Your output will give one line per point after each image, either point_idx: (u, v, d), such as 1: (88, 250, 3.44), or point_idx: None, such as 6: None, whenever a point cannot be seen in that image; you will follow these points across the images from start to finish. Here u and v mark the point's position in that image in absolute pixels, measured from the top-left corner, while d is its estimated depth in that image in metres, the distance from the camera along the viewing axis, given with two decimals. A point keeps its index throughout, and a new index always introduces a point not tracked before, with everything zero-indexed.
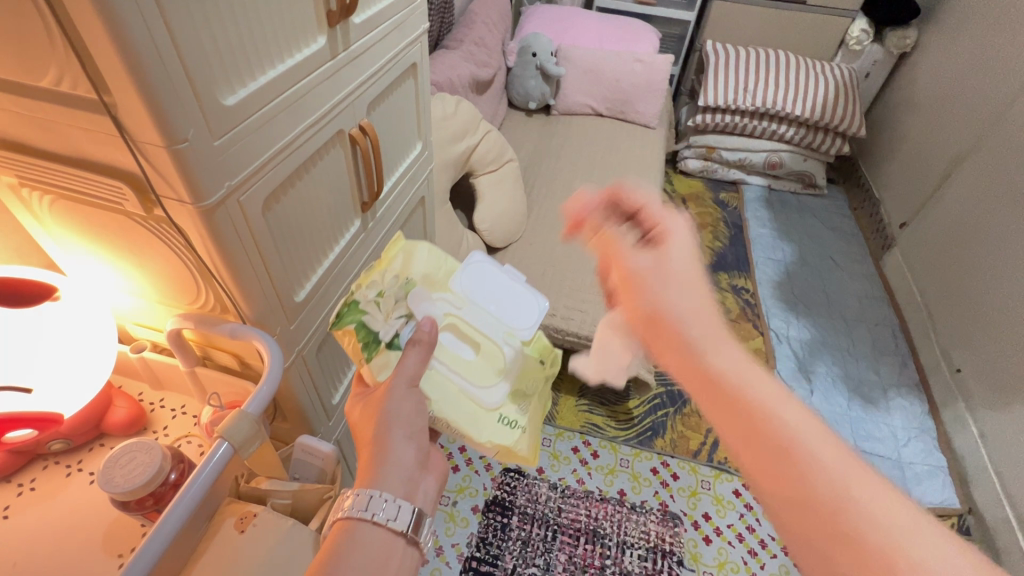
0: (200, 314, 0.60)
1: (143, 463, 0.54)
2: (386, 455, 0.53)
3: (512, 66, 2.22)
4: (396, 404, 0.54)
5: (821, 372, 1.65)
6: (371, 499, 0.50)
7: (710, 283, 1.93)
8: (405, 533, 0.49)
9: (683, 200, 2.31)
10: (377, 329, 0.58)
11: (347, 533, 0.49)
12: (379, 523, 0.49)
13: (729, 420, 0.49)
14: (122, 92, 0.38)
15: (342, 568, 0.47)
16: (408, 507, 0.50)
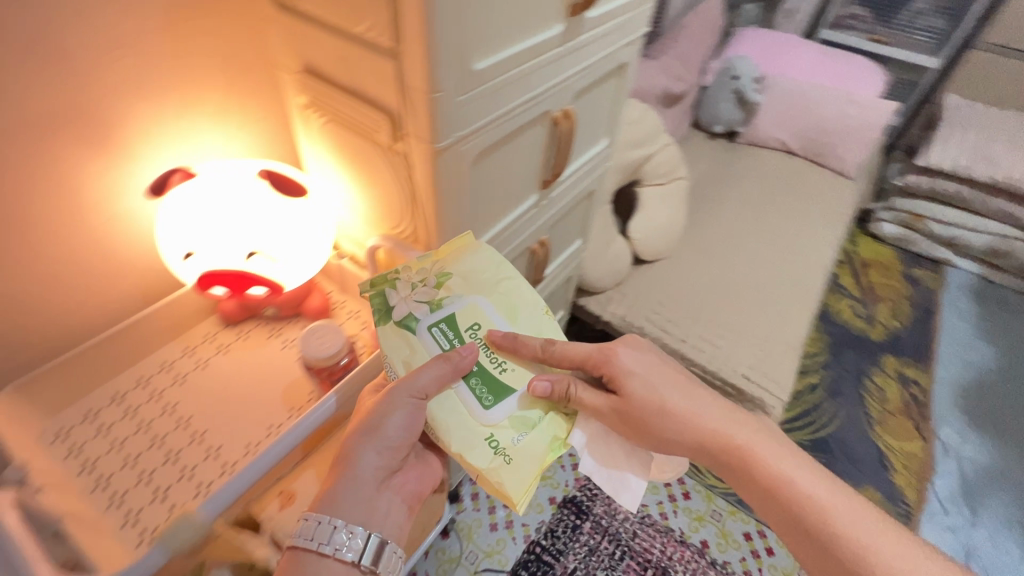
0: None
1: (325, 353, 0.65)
2: (352, 464, 0.56)
3: (707, 86, 2.15)
4: (381, 419, 0.56)
5: (994, 510, 1.37)
6: (328, 528, 0.52)
7: (872, 363, 1.70)
8: (357, 562, 0.52)
9: (863, 264, 2.05)
10: (393, 303, 0.62)
11: (302, 561, 0.52)
12: (328, 553, 0.51)
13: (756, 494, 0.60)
14: (413, 45, 0.48)
15: None
16: (361, 537, 0.52)
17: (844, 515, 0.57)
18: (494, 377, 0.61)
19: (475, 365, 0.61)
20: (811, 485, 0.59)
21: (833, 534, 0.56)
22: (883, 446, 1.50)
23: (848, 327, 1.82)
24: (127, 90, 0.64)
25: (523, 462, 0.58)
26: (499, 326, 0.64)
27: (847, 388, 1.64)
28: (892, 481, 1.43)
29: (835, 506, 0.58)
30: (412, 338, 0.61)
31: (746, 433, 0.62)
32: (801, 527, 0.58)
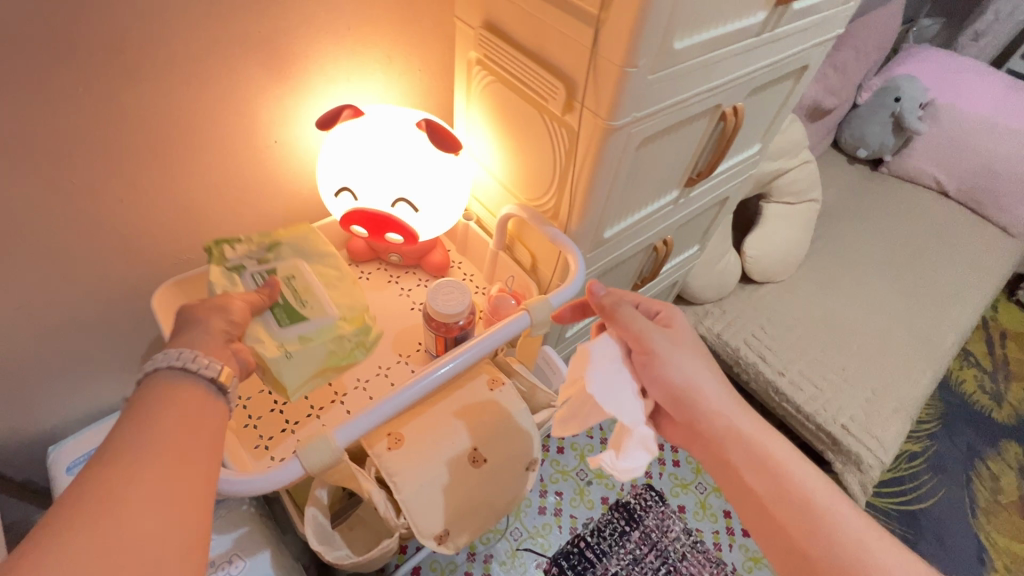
0: (306, 236, 0.70)
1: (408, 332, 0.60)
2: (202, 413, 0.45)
3: (860, 104, 1.94)
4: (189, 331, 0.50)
5: None
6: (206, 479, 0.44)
7: (989, 446, 1.62)
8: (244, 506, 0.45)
9: (1000, 336, 1.92)
10: (229, 257, 0.64)
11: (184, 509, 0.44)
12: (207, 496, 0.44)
13: (770, 505, 0.53)
14: (621, 15, 0.45)
15: None
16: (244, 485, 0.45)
17: (849, 514, 0.51)
18: (294, 308, 0.63)
19: (280, 298, 0.62)
20: (812, 478, 0.54)
21: (827, 527, 0.51)
22: (982, 535, 1.44)
23: (969, 401, 1.72)
24: (314, 24, 0.67)
25: (302, 360, 0.60)
26: (315, 284, 0.66)
27: (953, 466, 1.56)
28: None
29: (837, 503, 0.52)
30: (232, 276, 0.63)
31: (778, 446, 0.56)
32: (791, 512, 0.52)
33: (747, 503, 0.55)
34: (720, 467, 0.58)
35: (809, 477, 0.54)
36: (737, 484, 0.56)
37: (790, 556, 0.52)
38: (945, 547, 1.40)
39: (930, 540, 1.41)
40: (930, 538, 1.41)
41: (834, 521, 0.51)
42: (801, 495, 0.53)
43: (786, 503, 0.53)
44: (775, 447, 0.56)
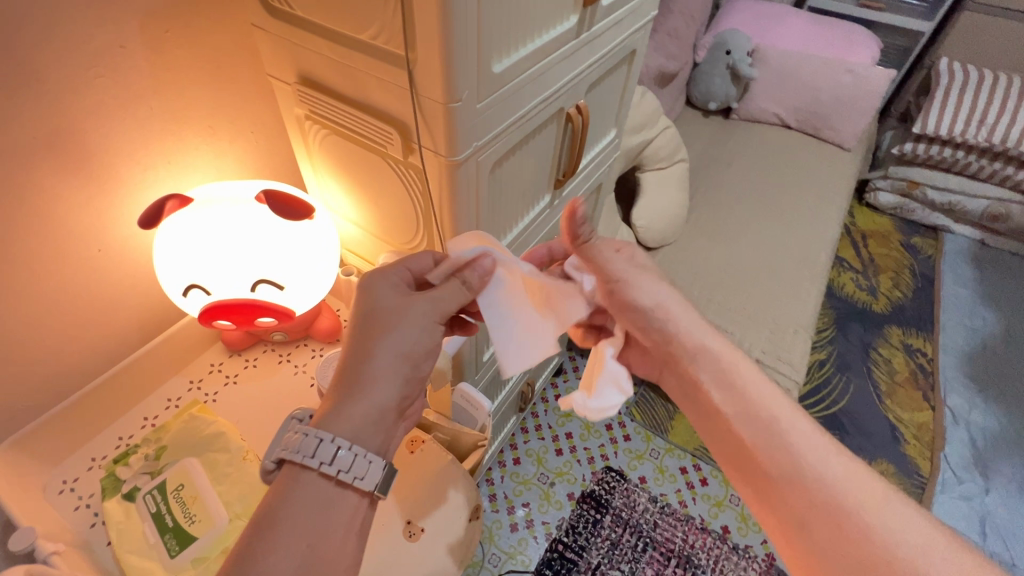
0: (188, 422, 0.64)
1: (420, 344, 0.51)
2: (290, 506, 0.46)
3: (699, 62, 2.10)
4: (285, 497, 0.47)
5: (1003, 474, 1.51)
6: (317, 443, 0.46)
7: (877, 335, 1.83)
8: (369, 492, 0.47)
9: (863, 236, 2.18)
10: (123, 478, 0.60)
11: (289, 478, 0.46)
12: (314, 467, 0.45)
13: (755, 454, 0.51)
14: (428, 54, 0.44)
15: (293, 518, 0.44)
16: (376, 465, 0.47)
17: (820, 446, 0.50)
18: (182, 527, 0.57)
19: (168, 520, 0.57)
20: (786, 406, 0.53)
21: (791, 448, 0.50)
22: (893, 416, 1.62)
23: (853, 300, 1.94)
24: (109, 114, 0.58)
25: None
26: (206, 485, 0.60)
27: (855, 361, 1.75)
28: (904, 452, 1.54)
29: (804, 428, 0.51)
30: (129, 506, 0.58)
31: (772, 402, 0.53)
32: (754, 432, 0.52)
33: (716, 418, 0.55)
34: (695, 385, 0.57)
35: (781, 407, 0.52)
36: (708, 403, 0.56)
37: (748, 473, 0.52)
38: (866, 436, 1.57)
39: (854, 434, 1.57)
40: (854, 432, 1.57)
41: (800, 445, 0.50)
42: (770, 422, 0.52)
43: (750, 425, 0.52)
44: (748, 377, 0.55)
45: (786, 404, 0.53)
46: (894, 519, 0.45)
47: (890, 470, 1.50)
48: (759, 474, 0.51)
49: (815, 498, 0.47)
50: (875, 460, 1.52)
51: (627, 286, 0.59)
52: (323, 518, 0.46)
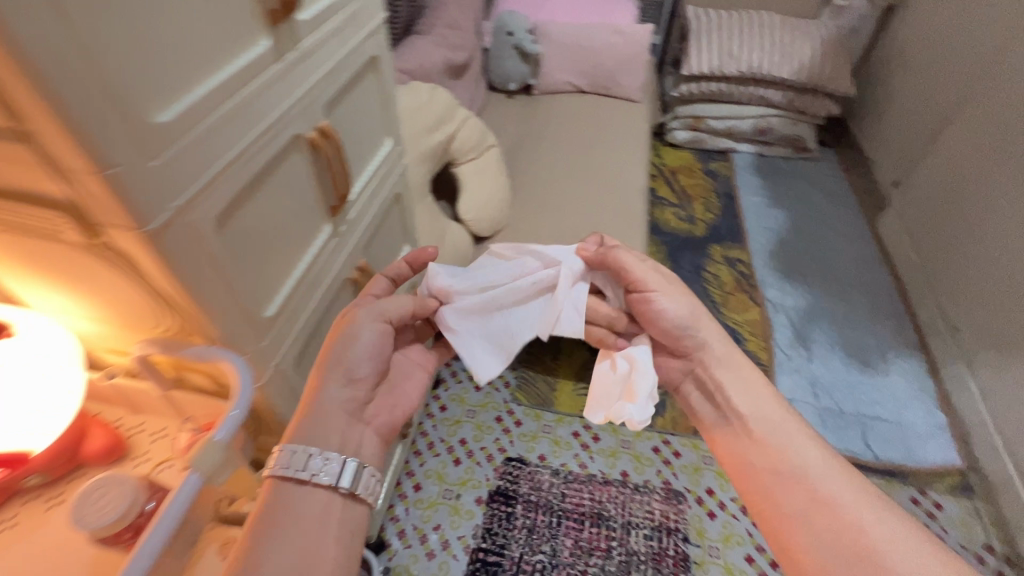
0: None
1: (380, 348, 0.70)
2: (275, 521, 0.59)
3: (489, 48, 2.19)
4: (279, 511, 0.60)
5: (819, 340, 1.81)
6: (301, 456, 0.61)
7: (704, 257, 2.08)
8: (337, 488, 0.61)
9: (672, 172, 2.45)
10: None
11: (278, 490, 0.60)
12: (306, 479, 0.61)
13: (760, 446, 0.69)
14: (39, 121, 0.36)
15: (281, 528, 0.58)
16: (343, 462, 0.62)
17: (813, 450, 0.68)
18: None
19: None
20: (786, 415, 0.71)
21: (787, 447, 0.68)
22: (731, 321, 1.86)
23: (677, 232, 2.18)
24: None
25: None
26: None
27: (692, 285, 1.97)
28: (746, 350, 1.77)
29: (802, 441, 0.69)
30: None
31: (773, 413, 0.72)
32: (762, 425, 0.71)
33: (731, 419, 0.73)
34: (714, 390, 0.76)
35: (789, 421, 0.70)
36: (723, 404, 0.75)
37: (750, 462, 0.69)
38: None
39: None
40: None
41: (798, 449, 0.68)
42: (777, 426, 0.70)
43: (759, 425, 0.71)
44: (761, 390, 0.74)
45: (787, 419, 0.71)
46: (863, 506, 0.62)
47: None
48: (761, 460, 0.69)
49: (799, 486, 0.65)
50: None
51: (684, 312, 0.77)
52: (310, 521, 0.60)
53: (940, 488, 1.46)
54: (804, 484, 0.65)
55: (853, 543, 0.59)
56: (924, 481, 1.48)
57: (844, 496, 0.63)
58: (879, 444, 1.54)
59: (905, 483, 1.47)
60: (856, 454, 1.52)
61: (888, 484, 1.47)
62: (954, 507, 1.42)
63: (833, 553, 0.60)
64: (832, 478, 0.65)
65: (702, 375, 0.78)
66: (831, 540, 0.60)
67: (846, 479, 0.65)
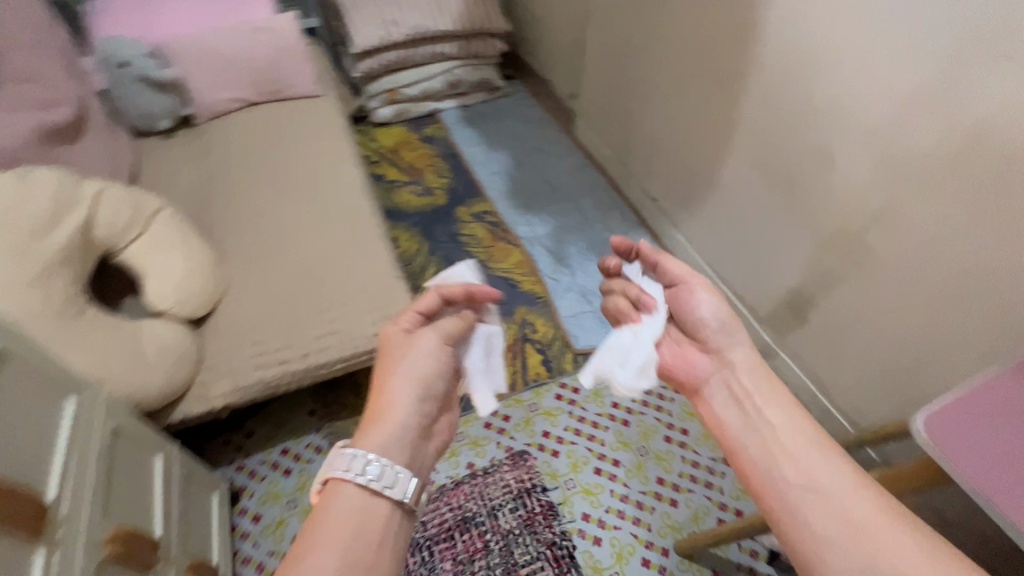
0: None
1: (428, 368, 0.87)
2: (334, 521, 0.75)
3: (107, 87, 1.77)
4: (343, 506, 0.77)
5: (573, 254, 2.02)
6: (359, 463, 0.78)
7: (454, 222, 2.12)
8: (399, 500, 0.78)
9: (392, 151, 2.40)
10: None
11: (341, 490, 0.77)
12: (357, 481, 0.77)
13: (772, 445, 0.79)
14: None
15: (332, 532, 0.74)
16: (401, 478, 0.78)
17: (837, 454, 0.75)
18: None
19: None
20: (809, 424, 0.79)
21: (804, 447, 0.76)
22: (500, 272, 1.95)
23: (421, 208, 2.18)
24: None
25: None
26: None
27: (455, 254, 2.01)
28: (523, 291, 1.89)
29: (820, 447, 0.76)
30: None
31: (795, 424, 0.79)
32: (778, 427, 0.80)
33: (760, 427, 0.81)
34: (741, 394, 0.85)
35: (813, 435, 0.77)
36: (753, 413, 0.83)
37: (757, 457, 0.79)
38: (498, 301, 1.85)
39: None
40: None
41: (812, 451, 0.76)
42: (801, 437, 0.78)
43: (778, 430, 0.80)
44: (790, 405, 0.81)
45: (812, 431, 0.78)
46: (873, 502, 0.69)
47: (526, 310, 1.83)
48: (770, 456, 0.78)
49: (812, 485, 0.73)
50: (514, 312, 1.82)
51: (727, 321, 0.88)
52: (360, 524, 0.76)
53: None
54: (807, 483, 0.73)
55: (848, 523, 0.68)
56: None
57: (848, 498, 0.70)
58: None
59: None
60: None
61: None
62: None
63: (829, 528, 0.68)
64: (843, 483, 0.71)
65: (733, 382, 0.86)
66: (835, 521, 0.69)
67: (855, 487, 0.71)
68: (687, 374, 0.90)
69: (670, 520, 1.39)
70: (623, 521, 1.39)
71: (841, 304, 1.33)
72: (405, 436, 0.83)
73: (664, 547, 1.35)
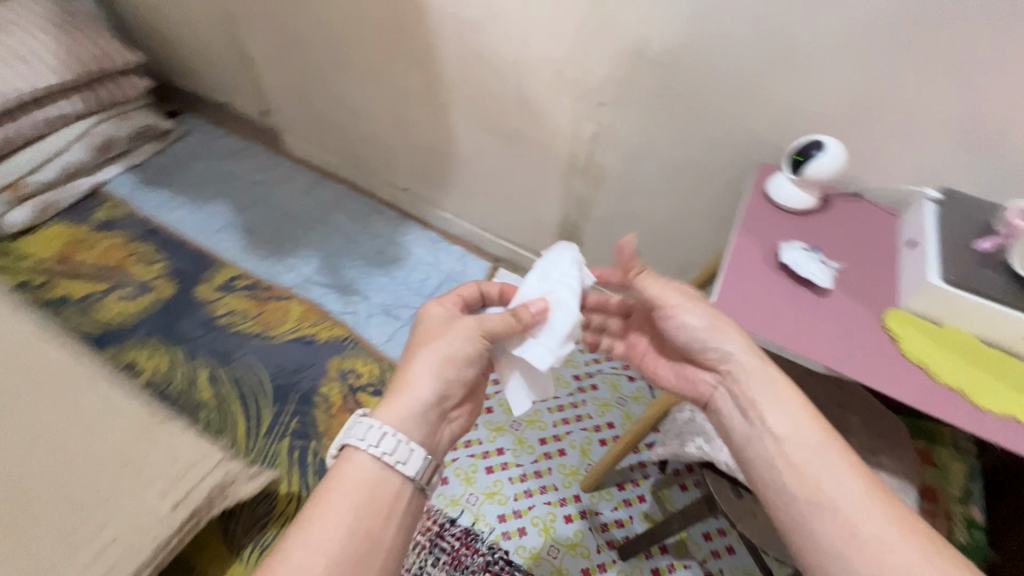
0: None
1: (460, 353, 0.82)
2: (342, 508, 0.72)
3: None
4: (351, 486, 0.74)
5: (355, 277, 1.86)
6: (375, 431, 0.76)
7: (201, 308, 1.73)
8: (410, 474, 0.76)
9: (61, 259, 1.79)
10: None
11: (357, 458, 0.76)
12: (371, 449, 0.75)
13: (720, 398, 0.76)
14: None
15: (352, 504, 0.73)
16: (412, 451, 0.76)
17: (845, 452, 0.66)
18: None
19: None
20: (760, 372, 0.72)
21: (752, 400, 0.72)
22: (289, 335, 1.69)
23: (146, 312, 1.70)
24: None
25: None
26: None
27: (223, 342, 1.66)
28: (324, 342, 1.68)
29: (776, 401, 0.71)
30: None
31: (747, 375, 0.73)
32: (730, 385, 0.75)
33: (765, 440, 0.70)
34: (745, 404, 0.73)
35: (826, 439, 0.67)
36: (754, 425, 0.71)
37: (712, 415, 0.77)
38: (303, 368, 1.62)
39: (297, 378, 1.59)
40: (297, 379, 1.59)
41: (765, 400, 0.71)
42: (809, 443, 0.67)
43: (733, 386, 0.74)
44: (800, 411, 0.70)
45: (823, 436, 0.68)
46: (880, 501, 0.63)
47: (339, 359, 1.65)
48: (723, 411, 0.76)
49: (817, 499, 0.64)
50: (328, 368, 1.62)
51: (712, 326, 0.76)
52: (370, 491, 0.74)
53: None
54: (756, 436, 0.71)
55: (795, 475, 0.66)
56: None
57: (806, 449, 0.67)
58: None
59: None
60: None
61: None
62: None
63: (830, 543, 0.62)
64: (802, 439, 0.68)
65: (736, 391, 0.74)
66: (783, 476, 0.67)
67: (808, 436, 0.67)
68: (693, 393, 0.80)
69: (568, 468, 1.47)
70: (533, 497, 1.42)
71: (600, 224, 1.48)
72: (425, 419, 0.80)
73: (574, 495, 1.43)
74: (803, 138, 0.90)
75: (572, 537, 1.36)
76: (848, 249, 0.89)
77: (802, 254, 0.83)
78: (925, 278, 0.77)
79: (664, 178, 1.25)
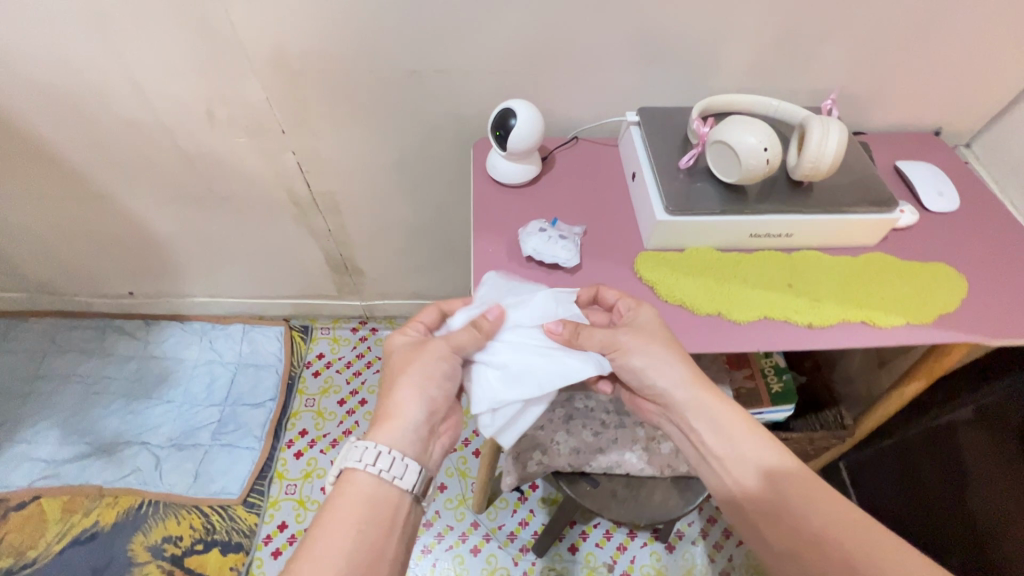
0: None
1: (437, 374, 0.66)
2: (337, 541, 0.58)
3: None
4: (343, 518, 0.60)
5: (117, 424, 1.44)
6: (369, 451, 0.62)
7: None
8: (409, 489, 0.62)
9: None
10: None
11: (353, 480, 0.62)
12: (364, 469, 0.61)
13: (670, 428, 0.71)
14: None
15: (350, 531, 0.59)
16: (411, 466, 0.62)
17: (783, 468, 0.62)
18: None
19: None
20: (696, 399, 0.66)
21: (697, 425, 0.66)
22: (59, 545, 1.28)
23: None
24: None
25: None
26: None
27: None
28: (111, 527, 1.30)
29: (720, 419, 0.66)
30: None
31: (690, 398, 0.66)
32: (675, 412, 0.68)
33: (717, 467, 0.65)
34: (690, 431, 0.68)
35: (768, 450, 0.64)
36: (698, 447, 0.67)
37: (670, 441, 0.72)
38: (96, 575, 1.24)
39: None
40: None
41: (706, 419, 0.66)
42: (744, 463, 0.64)
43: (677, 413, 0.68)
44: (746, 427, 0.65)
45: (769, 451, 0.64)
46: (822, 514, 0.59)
47: (142, 535, 1.29)
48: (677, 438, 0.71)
49: (777, 520, 0.61)
50: (132, 555, 1.27)
51: (649, 363, 0.66)
52: (367, 512, 0.61)
53: (304, 349, 1.60)
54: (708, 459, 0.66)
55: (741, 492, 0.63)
56: (297, 360, 1.58)
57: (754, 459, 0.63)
58: (259, 394, 1.51)
59: (300, 378, 1.56)
60: (267, 419, 1.47)
61: (302, 394, 1.53)
62: (323, 343, 1.62)
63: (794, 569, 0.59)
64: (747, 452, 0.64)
65: (679, 419, 0.68)
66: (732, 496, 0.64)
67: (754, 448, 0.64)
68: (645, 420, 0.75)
69: (454, 500, 1.37)
70: (433, 552, 1.30)
71: (367, 244, 1.29)
72: (419, 435, 0.65)
73: (472, 523, 1.34)
74: (494, 116, 0.79)
75: (487, 565, 1.29)
76: (583, 207, 0.84)
77: (530, 236, 0.75)
78: (655, 217, 0.74)
79: (399, 179, 1.09)
